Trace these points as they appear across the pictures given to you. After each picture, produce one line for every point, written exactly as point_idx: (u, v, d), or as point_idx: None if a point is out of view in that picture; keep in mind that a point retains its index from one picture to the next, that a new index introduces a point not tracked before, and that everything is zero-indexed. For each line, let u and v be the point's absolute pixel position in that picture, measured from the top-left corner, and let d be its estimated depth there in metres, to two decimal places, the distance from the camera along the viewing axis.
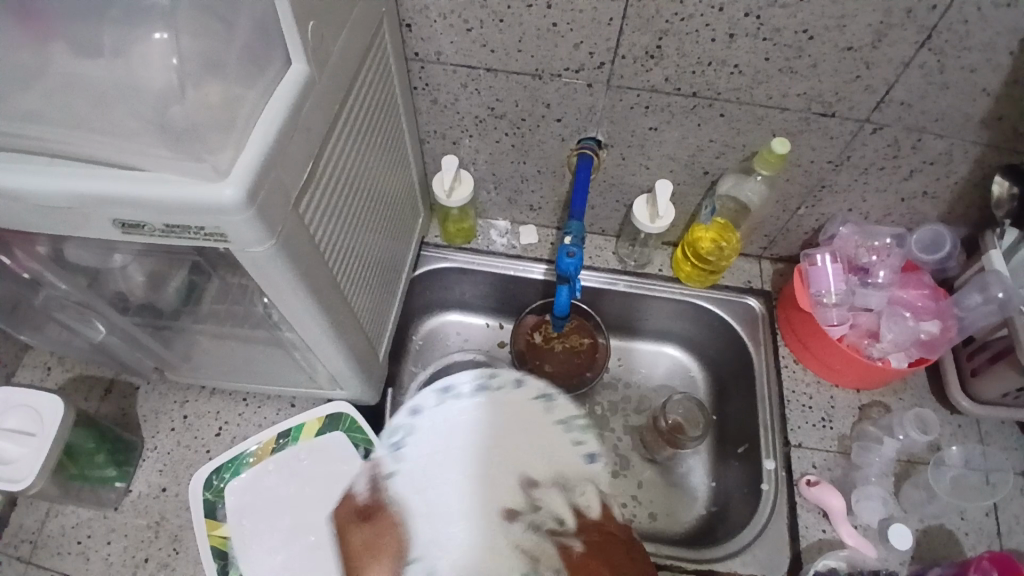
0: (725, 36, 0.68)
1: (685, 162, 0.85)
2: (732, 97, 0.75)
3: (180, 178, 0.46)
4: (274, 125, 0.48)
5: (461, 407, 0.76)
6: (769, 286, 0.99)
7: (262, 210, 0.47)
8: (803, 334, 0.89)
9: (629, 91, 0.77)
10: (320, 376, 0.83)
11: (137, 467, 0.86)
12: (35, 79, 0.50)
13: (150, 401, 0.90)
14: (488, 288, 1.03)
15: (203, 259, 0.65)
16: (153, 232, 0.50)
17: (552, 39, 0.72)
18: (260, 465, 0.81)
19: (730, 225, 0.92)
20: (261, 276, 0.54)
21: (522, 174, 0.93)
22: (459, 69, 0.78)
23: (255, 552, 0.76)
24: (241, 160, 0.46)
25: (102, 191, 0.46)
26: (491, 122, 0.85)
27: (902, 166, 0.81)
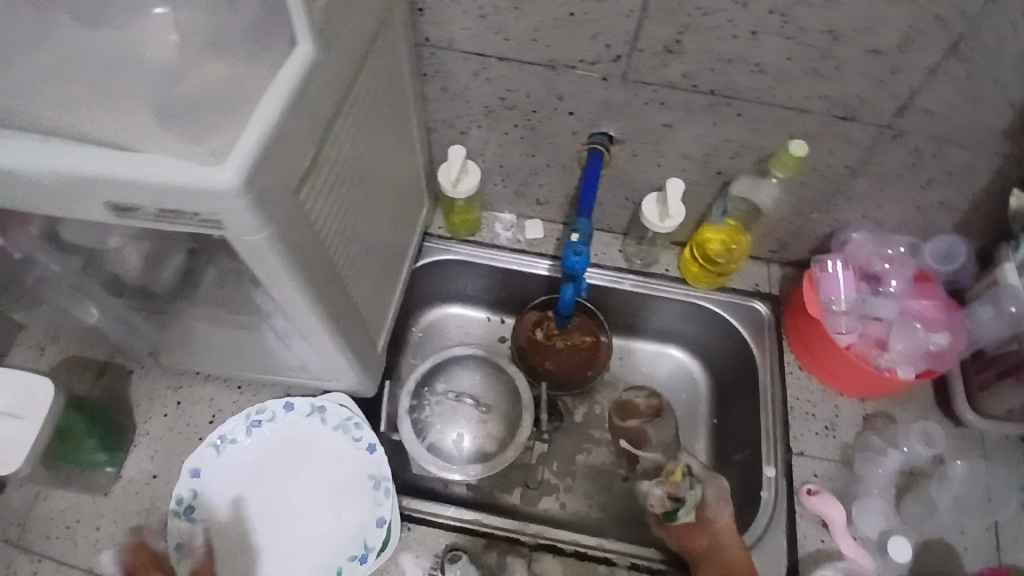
0: (748, 33, 0.66)
1: (699, 161, 0.83)
2: (751, 97, 0.73)
3: (176, 160, 0.44)
4: (277, 107, 0.46)
5: (240, 453, 0.81)
6: (776, 290, 0.97)
7: (260, 196, 0.45)
8: (810, 341, 0.88)
9: (646, 86, 0.75)
10: (316, 368, 0.80)
11: (129, 453, 0.84)
12: None
13: (145, 385, 0.89)
14: (491, 282, 1.01)
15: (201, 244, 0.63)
16: (146, 217, 0.48)
17: (568, 29, 0.70)
18: (233, 458, 0.80)
19: (741, 228, 0.91)
20: (257, 264, 0.52)
21: (531, 167, 0.91)
22: (471, 57, 0.75)
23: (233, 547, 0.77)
24: (241, 144, 0.44)
25: (88, 171, 0.44)
26: (500, 112, 0.83)
27: (921, 174, 0.79)
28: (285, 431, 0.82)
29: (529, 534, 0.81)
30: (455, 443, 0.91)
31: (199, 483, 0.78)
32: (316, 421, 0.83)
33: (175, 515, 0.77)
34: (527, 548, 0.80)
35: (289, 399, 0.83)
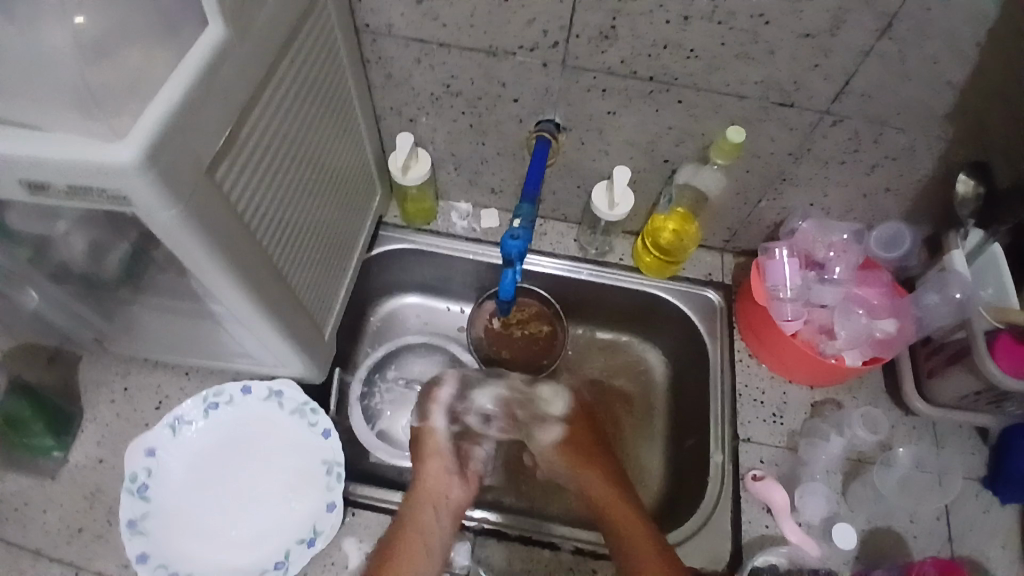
0: (679, 18, 0.66)
1: (644, 148, 0.84)
2: (690, 83, 0.73)
3: (80, 138, 0.44)
4: (185, 87, 0.46)
5: (195, 433, 0.80)
6: (729, 278, 0.97)
7: (166, 174, 0.45)
8: (759, 329, 0.88)
9: (585, 72, 0.75)
10: (261, 355, 0.81)
11: (76, 438, 0.84)
12: None
13: (93, 371, 0.89)
14: (447, 271, 1.02)
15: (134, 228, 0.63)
16: (60, 195, 0.48)
17: (504, 14, 0.70)
18: (189, 438, 0.79)
19: (690, 216, 0.92)
20: (174, 244, 0.52)
21: (481, 155, 0.91)
22: (411, 44, 0.76)
23: (182, 525, 0.75)
24: (145, 121, 0.44)
25: (1, 149, 0.44)
26: (446, 100, 0.83)
27: (863, 160, 0.79)
28: (242, 414, 0.82)
29: (475, 520, 0.81)
30: (405, 428, 0.94)
31: (154, 463, 0.77)
32: (273, 406, 0.82)
33: (128, 493, 0.75)
34: (471, 533, 0.80)
35: (248, 383, 0.82)
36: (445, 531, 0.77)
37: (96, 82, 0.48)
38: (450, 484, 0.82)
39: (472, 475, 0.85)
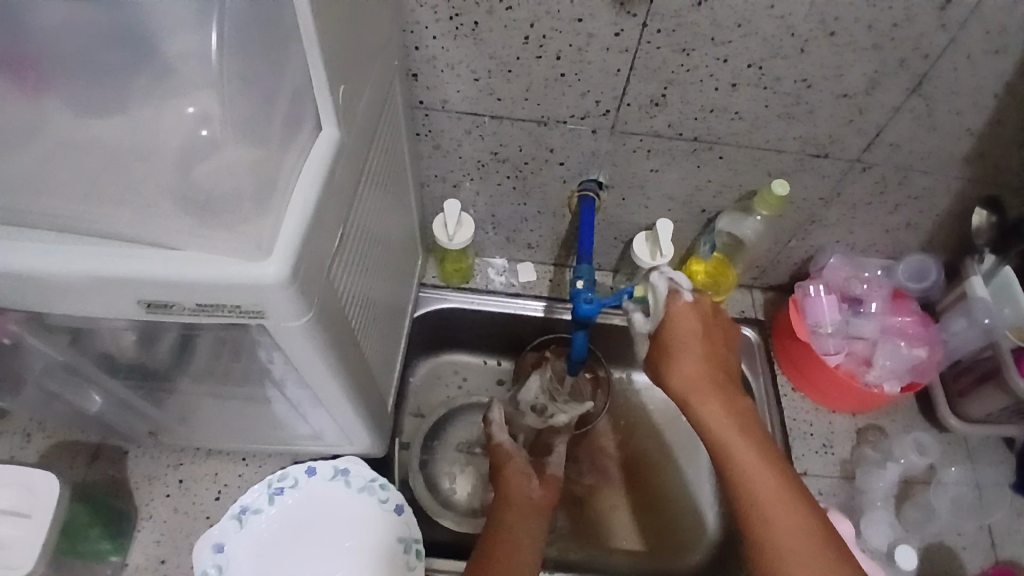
0: (728, 85, 0.71)
1: (683, 201, 0.88)
2: (731, 141, 0.78)
3: (218, 255, 0.44)
4: (310, 196, 0.46)
5: (265, 522, 0.78)
6: (761, 315, 1.01)
7: (303, 285, 0.46)
8: (802, 364, 0.92)
9: (633, 136, 0.78)
10: (328, 436, 0.80)
11: (133, 538, 0.81)
12: (37, 136, 0.47)
13: (141, 466, 0.86)
14: (488, 327, 1.02)
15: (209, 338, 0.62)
16: (183, 311, 0.47)
17: (560, 87, 0.73)
18: (255, 528, 0.77)
19: (728, 262, 0.94)
20: (289, 347, 0.52)
21: (522, 214, 0.94)
22: (464, 116, 0.78)
23: None
24: (283, 235, 0.44)
25: (133, 274, 0.43)
26: (493, 166, 0.85)
27: (888, 201, 0.85)
28: (308, 496, 0.80)
29: None
30: (468, 492, 0.95)
31: (224, 558, 0.75)
32: (340, 485, 0.81)
33: None
34: None
35: (312, 463, 0.81)
36: (534, 529, 0.77)
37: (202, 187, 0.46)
38: (529, 487, 0.84)
39: (550, 476, 0.86)
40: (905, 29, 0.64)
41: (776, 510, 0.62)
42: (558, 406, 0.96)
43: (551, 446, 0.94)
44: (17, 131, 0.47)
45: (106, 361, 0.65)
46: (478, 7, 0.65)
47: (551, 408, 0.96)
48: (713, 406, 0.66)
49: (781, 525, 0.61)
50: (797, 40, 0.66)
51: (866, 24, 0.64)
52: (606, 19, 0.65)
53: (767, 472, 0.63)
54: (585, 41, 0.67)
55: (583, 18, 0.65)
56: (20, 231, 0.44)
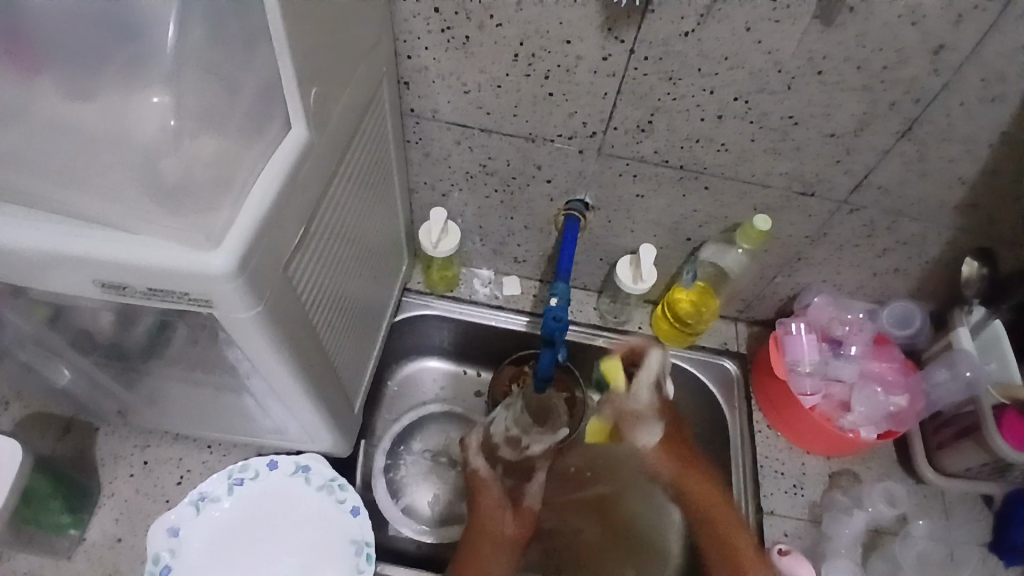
0: (714, 116, 0.71)
1: (669, 228, 0.87)
2: (718, 172, 0.78)
3: (170, 244, 0.45)
4: (264, 196, 0.47)
5: (222, 511, 0.79)
6: (744, 348, 1.00)
7: (253, 279, 0.47)
8: (777, 401, 0.91)
9: (619, 159, 0.78)
10: (291, 432, 0.80)
11: (92, 515, 0.83)
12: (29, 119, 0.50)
13: (109, 444, 0.87)
14: (468, 337, 1.02)
15: (179, 330, 0.63)
16: (136, 294, 0.48)
17: (548, 106, 0.73)
18: (213, 515, 0.78)
19: (710, 291, 0.93)
20: (242, 339, 0.53)
21: (509, 228, 0.94)
22: (454, 127, 0.79)
23: None
24: (235, 228, 0.45)
25: (84, 254, 0.44)
26: (480, 178, 0.86)
27: (876, 244, 0.84)
28: (268, 490, 0.80)
29: None
30: (431, 502, 0.94)
31: (177, 543, 0.76)
32: (300, 480, 0.81)
33: None
34: None
35: (274, 457, 0.81)
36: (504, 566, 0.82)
37: (169, 178, 0.49)
38: (504, 521, 0.86)
39: (526, 509, 0.88)
40: (896, 72, 0.64)
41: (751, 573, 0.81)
42: (532, 434, 0.88)
43: (531, 469, 0.90)
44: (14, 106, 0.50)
45: (75, 338, 0.67)
46: (469, 22, 0.66)
47: (526, 439, 0.88)
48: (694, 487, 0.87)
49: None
50: (784, 76, 0.66)
51: (855, 65, 0.64)
52: (594, 42, 0.65)
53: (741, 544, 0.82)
54: (573, 62, 0.68)
55: (572, 41, 0.66)
56: None
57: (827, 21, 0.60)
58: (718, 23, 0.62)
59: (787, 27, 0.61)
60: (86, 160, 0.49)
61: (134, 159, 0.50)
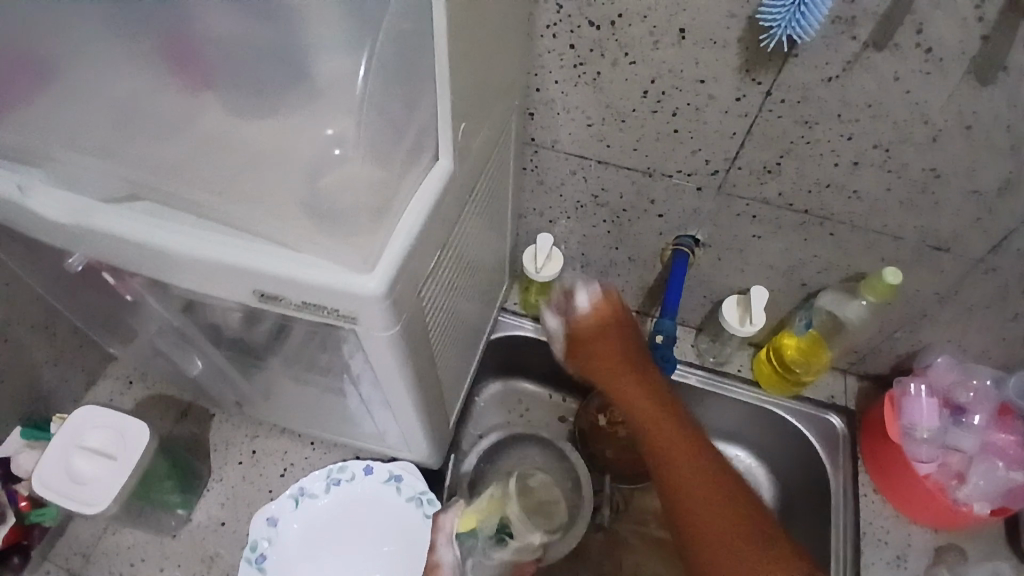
0: (849, 163, 0.68)
1: (783, 272, 0.84)
2: (842, 220, 0.75)
3: (331, 263, 0.49)
4: (415, 224, 0.51)
5: (317, 507, 0.82)
6: (851, 403, 0.95)
7: (396, 302, 0.50)
8: (886, 465, 0.86)
9: (738, 200, 0.77)
10: (390, 438, 0.83)
11: (200, 497, 0.88)
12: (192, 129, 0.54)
13: (222, 431, 0.93)
14: (561, 362, 1.03)
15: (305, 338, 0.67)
16: (290, 305, 0.52)
17: (671, 142, 0.73)
18: (308, 512, 0.82)
19: (822, 341, 0.88)
20: (373, 353, 0.56)
21: (612, 258, 0.94)
22: (571, 157, 0.80)
23: None
24: (388, 253, 0.49)
25: (254, 266, 0.49)
26: (591, 208, 0.86)
27: (1011, 308, 0.78)
28: (360, 493, 0.83)
29: None
30: None
31: (274, 533, 0.80)
32: (391, 489, 0.83)
33: (247, 561, 0.78)
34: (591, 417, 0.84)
35: (369, 462, 0.84)
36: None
37: (325, 201, 0.51)
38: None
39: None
40: None
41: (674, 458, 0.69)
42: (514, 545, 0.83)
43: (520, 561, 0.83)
44: (179, 114, 0.54)
45: (208, 335, 0.72)
46: (603, 58, 0.67)
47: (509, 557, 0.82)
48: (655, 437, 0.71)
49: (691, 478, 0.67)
50: (929, 128, 0.62)
51: (1005, 123, 0.60)
52: (728, 83, 0.65)
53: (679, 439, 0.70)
54: (704, 102, 0.67)
55: (706, 80, 0.65)
56: (156, 208, 0.51)
57: (981, 79, 0.57)
58: (863, 72, 0.60)
59: (935, 81, 0.58)
60: (241, 170, 0.53)
61: (296, 173, 0.53)
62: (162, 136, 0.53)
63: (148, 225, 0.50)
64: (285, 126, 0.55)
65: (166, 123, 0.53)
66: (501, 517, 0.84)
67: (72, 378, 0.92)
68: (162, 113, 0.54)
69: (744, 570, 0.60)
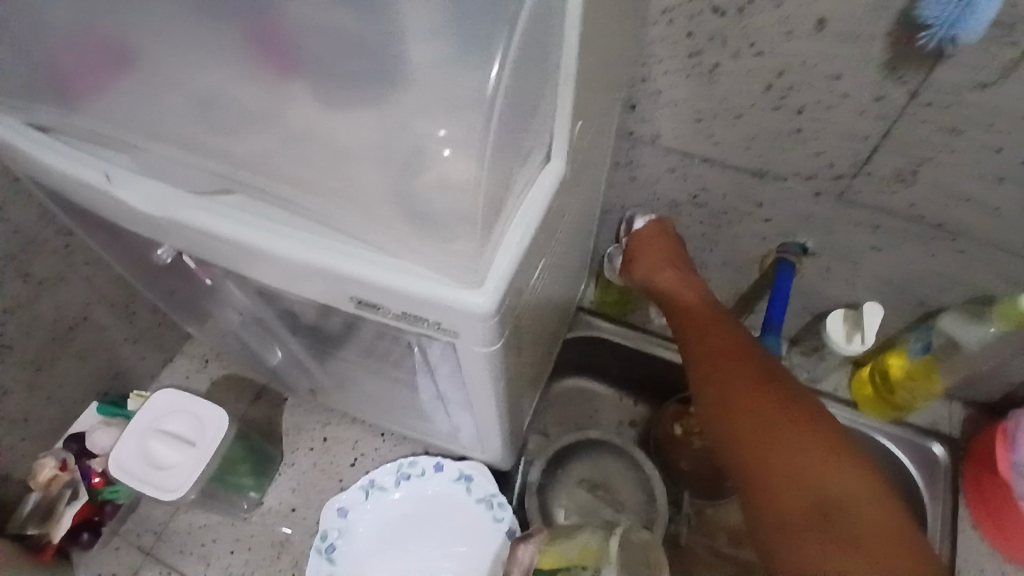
0: (999, 176, 0.60)
1: (898, 287, 0.77)
2: (978, 236, 0.67)
3: (434, 274, 0.46)
4: (522, 238, 0.48)
5: (387, 501, 0.81)
6: (956, 431, 0.88)
7: (499, 317, 0.47)
8: (993, 501, 0.80)
9: (858, 209, 0.70)
10: (460, 437, 0.80)
11: (271, 482, 0.89)
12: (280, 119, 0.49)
13: (294, 416, 0.93)
14: (639, 366, 0.98)
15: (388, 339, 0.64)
16: (386, 314, 0.49)
17: (790, 143, 0.66)
18: (378, 505, 0.81)
19: (936, 367, 0.80)
20: (468, 364, 0.53)
21: (703, 261, 0.88)
22: (672, 154, 0.74)
23: None
24: (495, 266, 0.46)
25: (353, 273, 0.47)
26: (687, 208, 0.81)
27: None
28: (430, 490, 0.82)
29: None
30: None
31: (344, 524, 0.80)
32: (461, 488, 0.81)
33: (317, 551, 0.79)
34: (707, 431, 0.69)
35: (440, 459, 0.82)
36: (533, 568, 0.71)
37: (425, 204, 0.46)
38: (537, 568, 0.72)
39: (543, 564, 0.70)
40: None
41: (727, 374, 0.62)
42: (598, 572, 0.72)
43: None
44: (267, 102, 0.49)
45: (291, 327, 0.70)
46: (724, 49, 0.60)
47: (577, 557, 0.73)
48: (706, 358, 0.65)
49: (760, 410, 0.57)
50: None
51: None
52: (868, 81, 0.58)
53: (735, 361, 0.62)
54: (836, 100, 0.60)
55: (842, 76, 0.58)
56: (253, 204, 0.50)
57: None
58: None
59: None
60: (336, 168, 0.47)
61: (393, 171, 0.47)
62: (248, 127, 0.49)
63: (239, 222, 0.49)
64: (380, 118, 0.47)
65: (258, 112, 0.49)
66: (594, 571, 0.63)
67: (150, 356, 0.93)
68: (248, 101, 0.49)
69: (799, 456, 0.52)
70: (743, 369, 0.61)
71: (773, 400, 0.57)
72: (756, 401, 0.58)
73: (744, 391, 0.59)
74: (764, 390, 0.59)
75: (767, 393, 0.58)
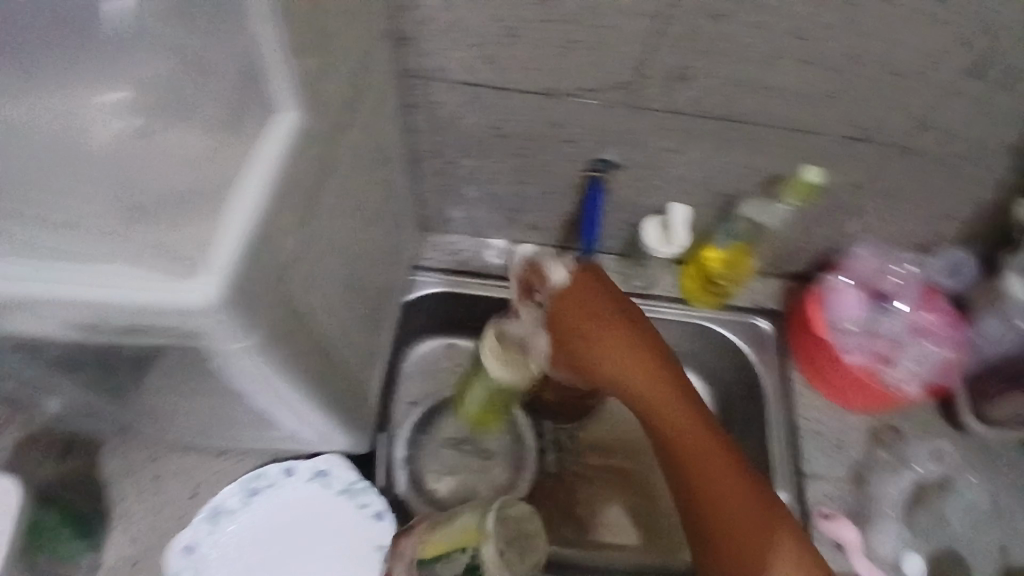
0: (762, 57, 0.62)
1: (703, 184, 0.79)
2: (758, 121, 0.69)
3: (147, 273, 0.38)
4: (252, 207, 0.41)
5: (237, 523, 0.75)
6: (777, 302, 0.94)
7: (243, 304, 0.40)
8: (818, 361, 0.86)
9: (651, 113, 0.69)
10: (304, 432, 0.73)
11: (101, 543, 0.76)
12: None
13: (113, 463, 0.80)
14: (488, 314, 0.95)
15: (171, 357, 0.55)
16: (114, 331, 0.41)
17: (570, 55, 0.64)
18: (227, 530, 0.74)
19: (746, 250, 0.86)
20: (238, 366, 0.46)
21: (524, 195, 0.85)
22: (460, 87, 0.69)
23: None
24: (220, 246, 0.39)
25: (42, 292, 0.38)
26: (492, 142, 0.76)
27: (926, 188, 0.77)
28: (284, 498, 0.76)
29: None
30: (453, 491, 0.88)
31: (193, 562, 0.73)
32: (317, 486, 0.77)
33: None
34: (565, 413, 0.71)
35: (289, 463, 0.77)
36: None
37: None
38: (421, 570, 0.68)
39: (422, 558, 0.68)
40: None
41: (681, 428, 0.76)
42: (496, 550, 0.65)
43: None
44: None
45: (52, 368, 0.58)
46: None
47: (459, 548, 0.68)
48: (639, 377, 0.77)
49: (702, 442, 0.75)
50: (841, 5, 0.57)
51: None
52: None
53: (675, 411, 0.76)
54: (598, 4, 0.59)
55: None
56: None
57: None
58: None
59: None
60: None
61: None
62: None
63: None
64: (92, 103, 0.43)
65: None
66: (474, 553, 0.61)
67: None
68: None
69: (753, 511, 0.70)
70: (672, 403, 0.76)
71: (694, 437, 0.75)
72: (698, 431, 0.75)
73: (677, 425, 0.76)
74: (695, 422, 0.76)
75: (693, 422, 0.76)
